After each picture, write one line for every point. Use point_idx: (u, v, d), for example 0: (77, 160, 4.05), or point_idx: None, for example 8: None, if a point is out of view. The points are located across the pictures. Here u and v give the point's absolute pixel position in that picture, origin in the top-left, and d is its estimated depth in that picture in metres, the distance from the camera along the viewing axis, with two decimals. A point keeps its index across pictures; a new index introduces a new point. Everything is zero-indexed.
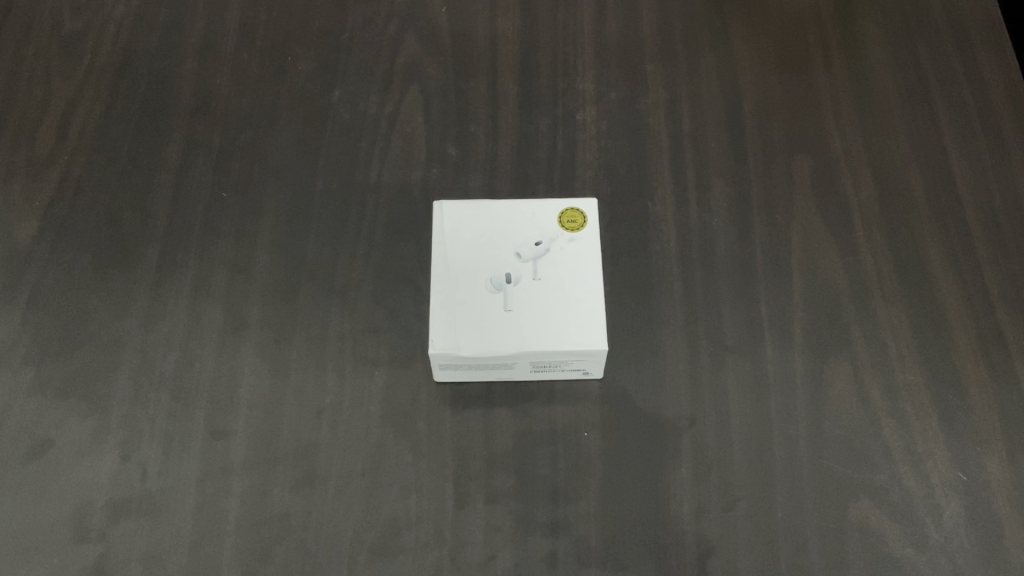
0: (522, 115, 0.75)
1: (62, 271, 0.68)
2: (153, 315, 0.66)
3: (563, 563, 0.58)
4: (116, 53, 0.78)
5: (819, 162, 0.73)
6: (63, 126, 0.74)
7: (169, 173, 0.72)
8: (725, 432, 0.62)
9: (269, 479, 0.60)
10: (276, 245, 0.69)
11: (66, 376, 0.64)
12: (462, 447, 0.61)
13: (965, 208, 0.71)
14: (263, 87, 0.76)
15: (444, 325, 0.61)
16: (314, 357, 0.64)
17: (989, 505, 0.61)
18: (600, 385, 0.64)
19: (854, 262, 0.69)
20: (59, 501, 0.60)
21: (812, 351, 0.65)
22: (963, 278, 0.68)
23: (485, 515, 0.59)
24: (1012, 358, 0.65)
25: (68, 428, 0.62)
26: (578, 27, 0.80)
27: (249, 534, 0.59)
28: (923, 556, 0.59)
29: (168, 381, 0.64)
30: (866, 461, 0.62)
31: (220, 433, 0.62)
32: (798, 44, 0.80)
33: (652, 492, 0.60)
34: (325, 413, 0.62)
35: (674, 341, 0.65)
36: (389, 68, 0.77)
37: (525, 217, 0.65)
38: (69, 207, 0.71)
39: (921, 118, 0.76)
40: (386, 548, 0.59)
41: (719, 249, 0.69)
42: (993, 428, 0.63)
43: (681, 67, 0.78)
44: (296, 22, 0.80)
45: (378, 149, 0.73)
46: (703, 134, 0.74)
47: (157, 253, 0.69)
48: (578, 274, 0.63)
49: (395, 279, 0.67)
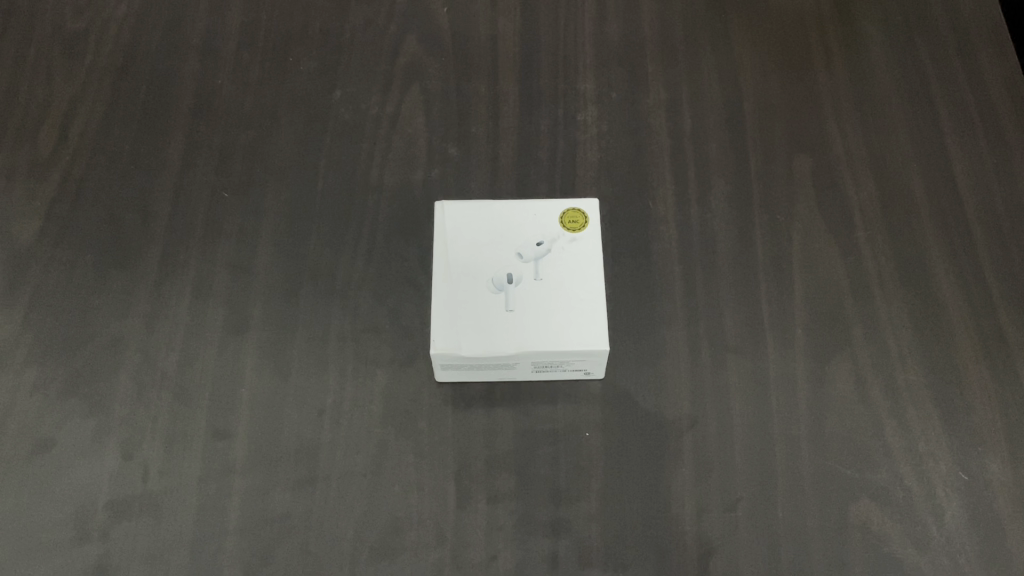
0: (523, 115, 0.75)
1: (64, 271, 0.68)
2: (154, 315, 0.66)
3: (564, 563, 0.58)
4: (117, 53, 0.78)
5: (820, 162, 0.73)
6: (64, 126, 0.74)
7: (170, 173, 0.72)
8: (726, 432, 0.62)
9: (270, 479, 0.60)
10: (278, 245, 0.69)
11: (67, 377, 0.64)
12: (463, 447, 0.61)
13: (966, 208, 0.71)
14: (264, 87, 0.76)
15: (446, 325, 0.61)
16: (315, 358, 0.64)
17: (990, 505, 0.61)
18: (601, 385, 0.64)
19: (855, 262, 0.69)
20: (60, 501, 0.60)
21: (813, 351, 0.65)
22: (963, 278, 0.68)
23: (486, 515, 0.59)
24: (1013, 358, 0.65)
25: (69, 428, 0.63)
26: (578, 27, 0.80)
27: (250, 534, 0.59)
28: (925, 556, 0.59)
29: (170, 381, 0.64)
30: (867, 461, 0.62)
31: (221, 432, 0.62)
32: (799, 44, 0.80)
33: (653, 492, 0.60)
34: (327, 413, 0.62)
35: (675, 340, 0.65)
36: (390, 68, 0.77)
37: (526, 217, 0.65)
38: (70, 207, 0.71)
39: (921, 117, 0.76)
40: (387, 548, 0.59)
41: (720, 248, 0.69)
42: (994, 427, 0.63)
43: (681, 67, 0.78)
44: (298, 22, 0.80)
45: (379, 149, 0.73)
46: (704, 134, 0.75)
47: (159, 253, 0.69)
48: (579, 274, 0.63)
49: (396, 279, 0.67)
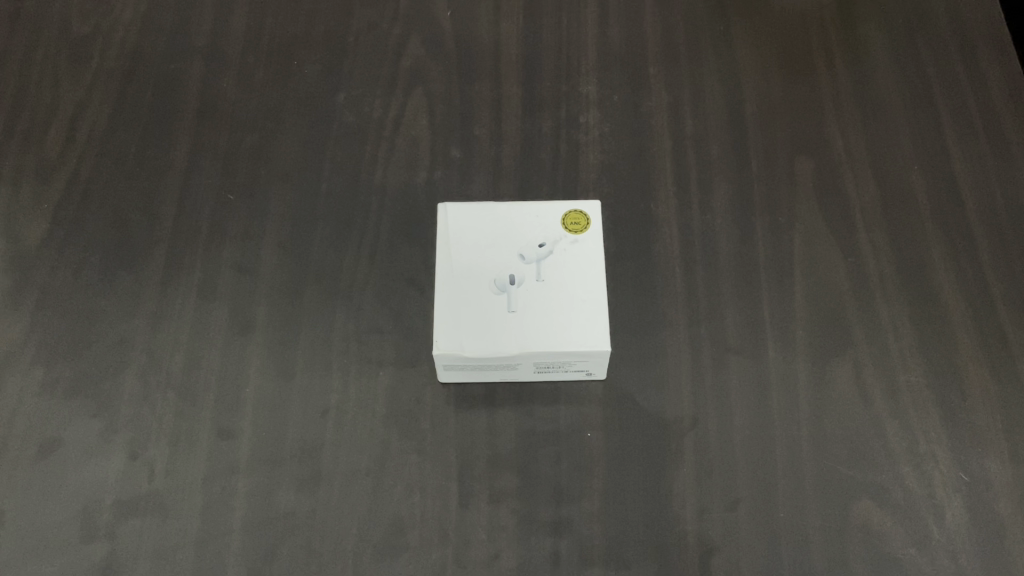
0: (526, 117, 0.75)
1: (71, 272, 0.69)
2: (160, 316, 0.67)
3: (566, 562, 0.59)
4: (123, 56, 0.79)
5: (821, 163, 0.74)
6: (71, 128, 0.75)
7: (176, 175, 0.73)
8: (727, 432, 0.63)
9: (275, 479, 0.61)
10: (282, 247, 0.69)
11: (74, 377, 0.65)
12: (466, 447, 0.62)
13: (968, 209, 0.71)
14: (269, 89, 0.77)
15: (449, 326, 0.61)
16: (320, 359, 0.65)
17: (991, 506, 0.61)
18: (604, 386, 0.64)
19: (856, 263, 0.69)
20: (68, 499, 0.61)
21: (814, 352, 0.66)
22: (964, 278, 0.68)
23: (489, 514, 0.60)
24: (1014, 359, 0.66)
25: (75, 427, 0.63)
26: (581, 30, 0.80)
27: (254, 533, 0.59)
28: (925, 556, 0.59)
29: (175, 381, 0.64)
30: (868, 461, 0.62)
31: (226, 432, 0.63)
32: (800, 46, 0.80)
33: (654, 492, 0.61)
34: (331, 414, 0.63)
35: (676, 341, 0.66)
36: (394, 71, 0.78)
37: (528, 219, 0.65)
38: (77, 209, 0.71)
39: (922, 118, 0.76)
40: (390, 547, 0.59)
41: (722, 250, 0.69)
42: (994, 428, 0.63)
43: (683, 70, 0.78)
44: (302, 25, 0.80)
45: (382, 151, 0.74)
46: (705, 136, 0.75)
47: (165, 254, 0.69)
48: (581, 276, 0.63)
49: (400, 280, 0.68)
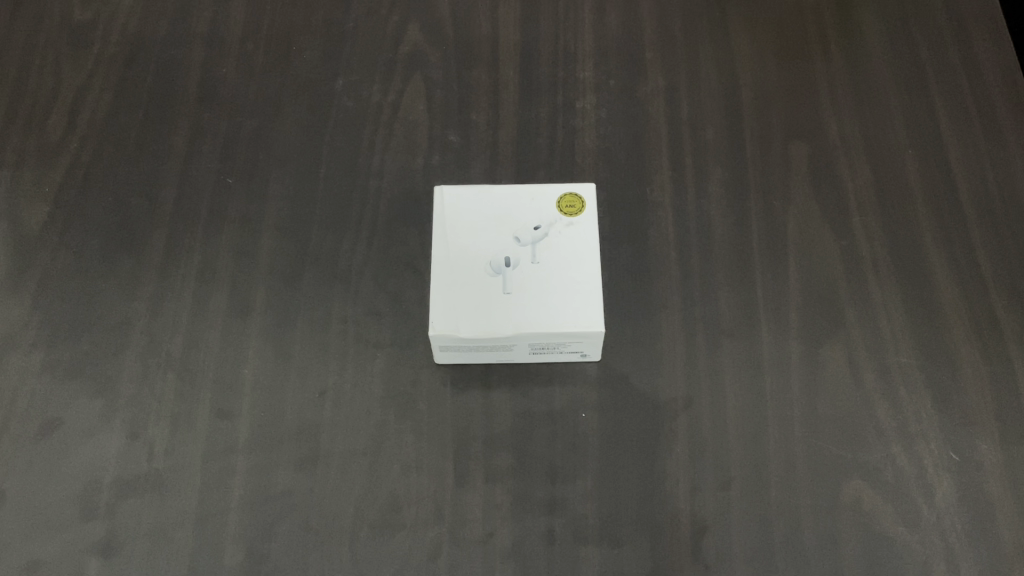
0: (523, 102, 0.76)
1: (72, 255, 0.69)
2: (159, 298, 0.68)
3: (560, 541, 0.59)
4: (125, 41, 0.79)
5: (816, 148, 0.74)
6: (72, 112, 0.76)
7: (176, 158, 0.74)
8: (720, 413, 0.63)
9: (274, 458, 0.62)
10: (281, 230, 0.70)
11: (75, 359, 0.65)
12: (462, 428, 0.63)
13: (960, 194, 0.72)
14: (269, 75, 0.78)
15: (445, 307, 0.62)
16: (318, 340, 0.66)
17: (980, 486, 0.61)
18: (598, 367, 0.65)
19: (849, 246, 0.70)
20: (69, 477, 0.62)
21: (807, 334, 0.66)
22: (956, 261, 0.69)
23: (484, 493, 0.61)
24: (1005, 340, 0.66)
25: (77, 408, 0.64)
26: (578, 16, 0.81)
27: (251, 512, 0.60)
28: (914, 534, 0.60)
29: (175, 363, 0.65)
30: (860, 441, 0.63)
31: (225, 412, 0.63)
32: (797, 32, 0.81)
33: (648, 471, 0.61)
34: (328, 395, 0.64)
35: (671, 324, 0.66)
36: (392, 57, 0.78)
37: (524, 202, 0.66)
38: (78, 192, 0.72)
39: (917, 103, 0.76)
40: (387, 525, 0.60)
41: (716, 234, 0.70)
42: (985, 409, 0.64)
43: (680, 56, 0.79)
44: (302, 12, 0.81)
45: (381, 136, 0.74)
46: (702, 120, 0.75)
47: (165, 237, 0.70)
48: (575, 258, 0.64)
49: (397, 263, 0.69)
